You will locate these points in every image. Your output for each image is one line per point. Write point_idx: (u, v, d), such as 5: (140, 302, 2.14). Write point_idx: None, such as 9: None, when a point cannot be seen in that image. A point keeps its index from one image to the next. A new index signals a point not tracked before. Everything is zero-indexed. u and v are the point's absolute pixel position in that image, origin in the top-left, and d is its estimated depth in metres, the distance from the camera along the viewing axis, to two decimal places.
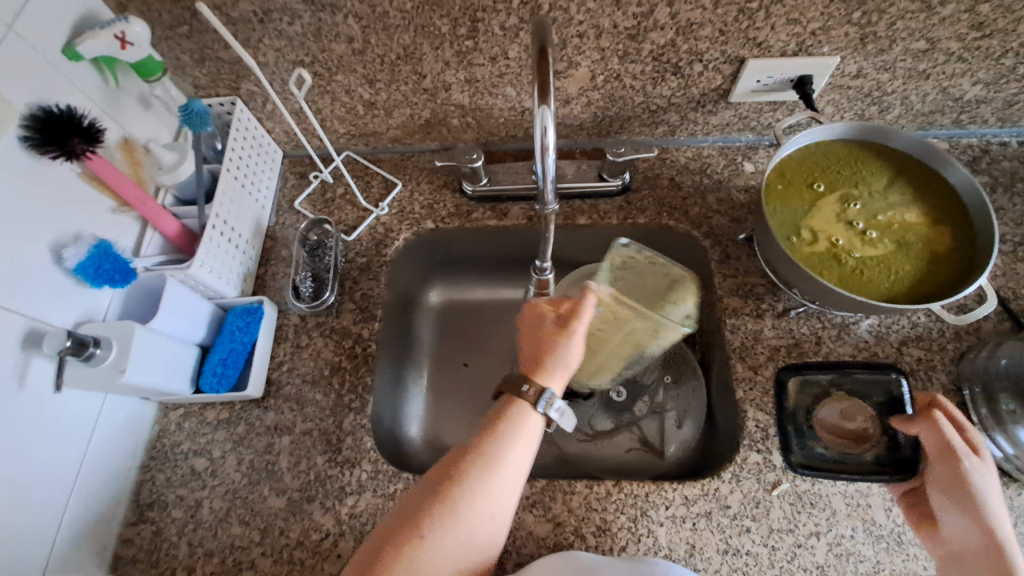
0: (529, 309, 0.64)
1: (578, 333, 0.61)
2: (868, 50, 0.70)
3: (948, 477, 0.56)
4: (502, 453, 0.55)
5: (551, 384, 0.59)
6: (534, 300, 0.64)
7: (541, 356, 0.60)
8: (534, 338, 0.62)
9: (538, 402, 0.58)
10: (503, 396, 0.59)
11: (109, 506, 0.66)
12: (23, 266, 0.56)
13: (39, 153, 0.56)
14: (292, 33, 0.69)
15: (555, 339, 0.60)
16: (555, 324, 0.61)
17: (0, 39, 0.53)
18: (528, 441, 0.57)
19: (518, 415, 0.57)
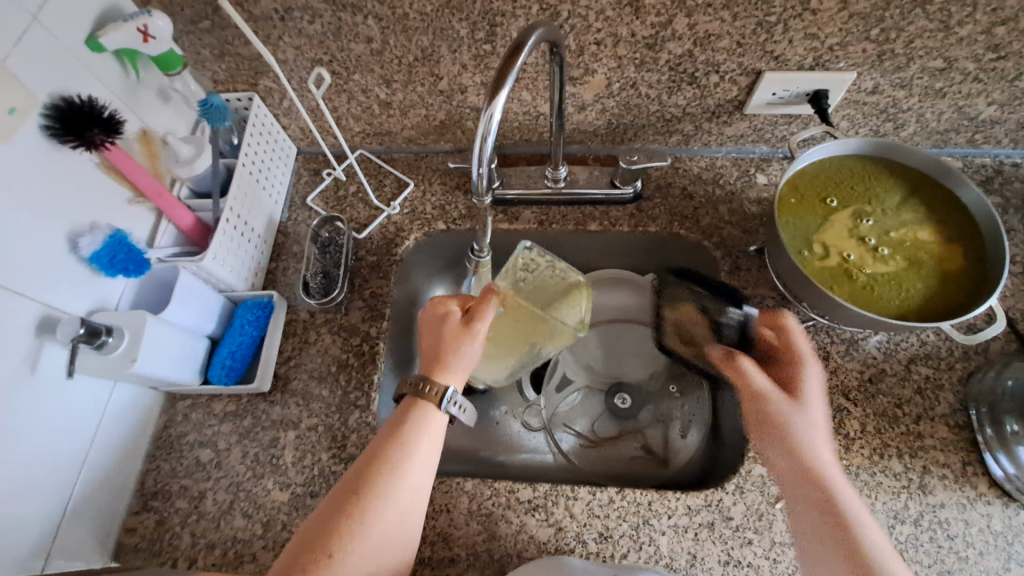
0: (434, 305, 0.61)
1: (480, 334, 0.59)
2: (885, 67, 0.70)
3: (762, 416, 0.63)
4: (408, 458, 0.54)
5: (450, 380, 0.58)
6: (441, 296, 0.62)
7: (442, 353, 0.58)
8: (435, 334, 0.60)
9: (442, 402, 0.57)
10: (403, 400, 0.57)
11: (114, 494, 0.66)
12: (39, 253, 0.56)
13: (59, 142, 0.57)
14: (313, 31, 0.70)
15: (458, 339, 0.58)
16: (458, 323, 0.59)
17: (26, 29, 0.54)
18: (434, 440, 0.56)
19: (421, 417, 0.56)
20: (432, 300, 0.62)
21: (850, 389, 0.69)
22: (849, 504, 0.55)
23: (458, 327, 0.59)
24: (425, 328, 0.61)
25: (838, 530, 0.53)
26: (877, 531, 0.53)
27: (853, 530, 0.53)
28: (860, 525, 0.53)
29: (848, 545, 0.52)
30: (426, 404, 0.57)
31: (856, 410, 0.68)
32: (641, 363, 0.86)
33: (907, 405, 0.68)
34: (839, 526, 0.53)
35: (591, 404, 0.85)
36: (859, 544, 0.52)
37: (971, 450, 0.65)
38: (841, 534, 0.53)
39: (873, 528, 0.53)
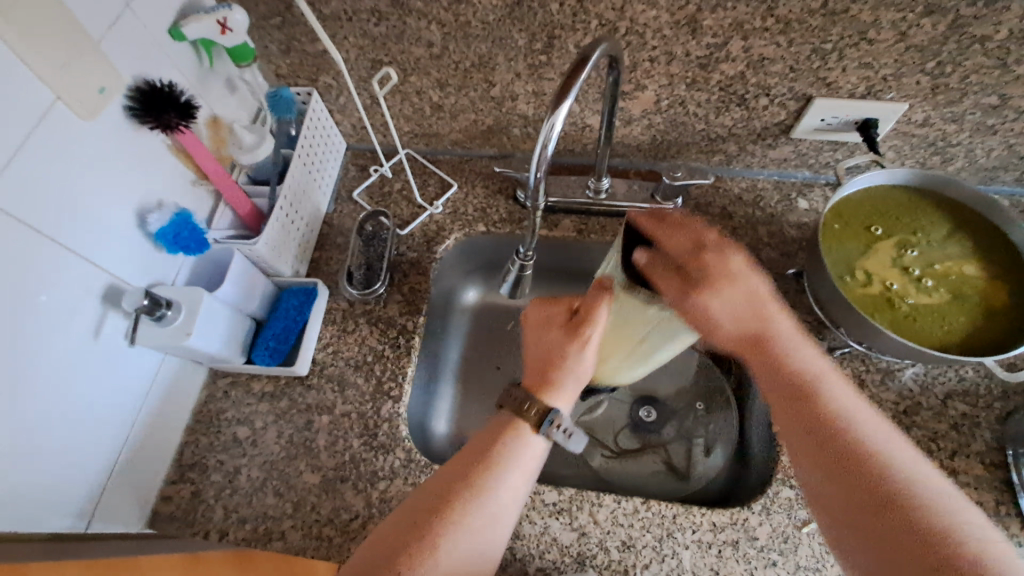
0: (538, 311, 0.63)
1: (591, 339, 0.61)
2: (938, 100, 0.70)
3: (762, 320, 0.59)
4: (493, 480, 0.55)
5: (556, 402, 0.60)
6: (545, 300, 0.64)
7: (553, 363, 0.61)
8: (543, 343, 0.62)
9: (542, 423, 0.58)
10: (502, 413, 0.59)
11: (155, 462, 0.69)
12: (112, 227, 0.59)
13: (139, 122, 0.60)
14: (377, 33, 0.73)
15: (567, 349, 0.61)
16: (566, 331, 0.61)
17: (118, 16, 0.57)
18: (525, 465, 0.57)
19: (514, 438, 0.57)
20: (535, 305, 0.64)
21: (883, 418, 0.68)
22: (819, 374, 0.55)
23: (566, 331, 0.61)
24: (530, 334, 0.64)
25: (808, 401, 0.54)
26: (851, 399, 0.54)
27: (822, 401, 0.53)
28: (831, 396, 0.54)
29: (820, 418, 0.52)
30: (524, 427, 0.58)
31: None
32: (668, 378, 0.87)
33: (941, 440, 0.67)
34: (812, 399, 0.54)
35: (617, 414, 0.85)
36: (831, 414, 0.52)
37: (1005, 489, 0.64)
38: (812, 405, 0.53)
39: (849, 399, 0.54)
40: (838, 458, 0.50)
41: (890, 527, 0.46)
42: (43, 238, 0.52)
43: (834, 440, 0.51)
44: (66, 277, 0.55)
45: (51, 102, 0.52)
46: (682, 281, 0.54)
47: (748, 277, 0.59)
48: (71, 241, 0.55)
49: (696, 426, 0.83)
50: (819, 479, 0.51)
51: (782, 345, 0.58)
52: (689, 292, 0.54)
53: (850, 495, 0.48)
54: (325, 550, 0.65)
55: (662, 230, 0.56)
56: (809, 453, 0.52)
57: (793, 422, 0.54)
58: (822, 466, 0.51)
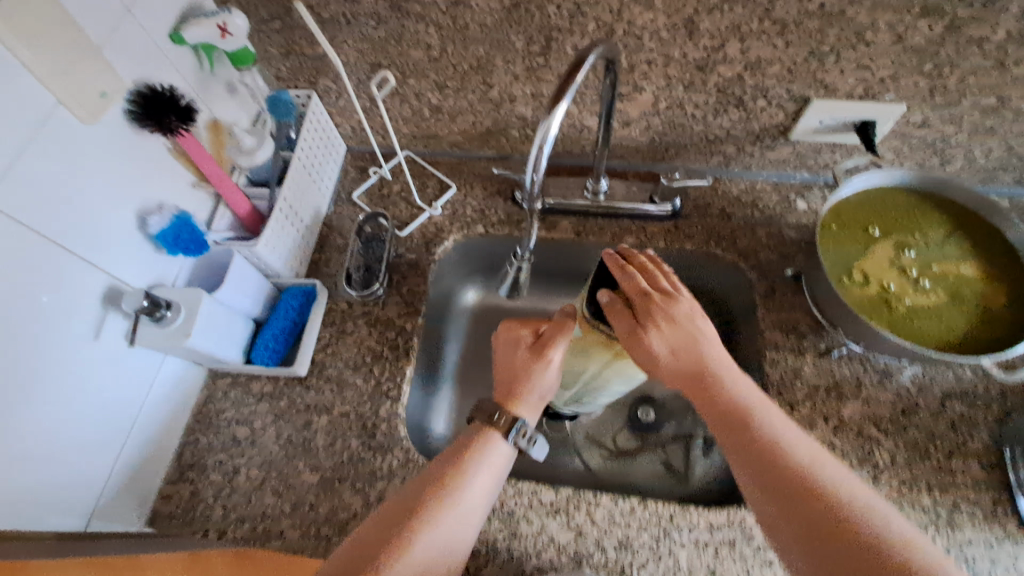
0: (505, 333, 0.64)
1: (555, 360, 0.61)
2: (936, 101, 0.70)
3: (708, 353, 0.56)
4: (464, 484, 0.55)
5: (522, 414, 0.59)
6: (511, 323, 0.65)
7: (517, 382, 0.61)
8: (508, 363, 0.63)
9: (510, 432, 0.58)
10: (473, 425, 0.59)
11: (156, 462, 0.70)
12: (112, 229, 0.60)
13: (139, 125, 0.61)
14: (376, 36, 0.73)
15: (531, 368, 0.61)
16: (528, 352, 0.62)
17: (120, 20, 0.58)
18: (494, 472, 0.57)
19: (486, 445, 0.57)
20: (501, 328, 0.65)
21: (881, 419, 0.68)
22: (749, 405, 0.53)
23: (532, 353, 0.61)
24: (498, 352, 0.65)
25: (744, 430, 0.51)
26: (787, 427, 0.52)
27: (760, 435, 0.50)
28: (766, 426, 0.51)
29: (759, 451, 0.50)
30: (495, 435, 0.58)
31: (887, 441, 0.67)
32: (667, 379, 0.87)
33: (939, 441, 0.67)
34: (748, 431, 0.51)
35: (615, 415, 0.86)
36: (770, 446, 0.50)
37: (1003, 491, 0.64)
38: (751, 438, 0.51)
39: (784, 427, 0.51)
40: (791, 492, 0.47)
41: (855, 562, 0.42)
42: (44, 240, 0.53)
43: (782, 476, 0.48)
44: (67, 278, 0.55)
45: (53, 107, 0.52)
46: (633, 319, 0.56)
47: (692, 317, 0.57)
48: (71, 243, 0.56)
49: (695, 426, 0.83)
50: (768, 517, 0.47)
51: (720, 374, 0.54)
52: (641, 330, 0.55)
53: (806, 533, 0.45)
54: (323, 549, 0.65)
55: (623, 272, 0.59)
56: (760, 494, 0.48)
57: (732, 456, 0.51)
58: (773, 505, 0.47)
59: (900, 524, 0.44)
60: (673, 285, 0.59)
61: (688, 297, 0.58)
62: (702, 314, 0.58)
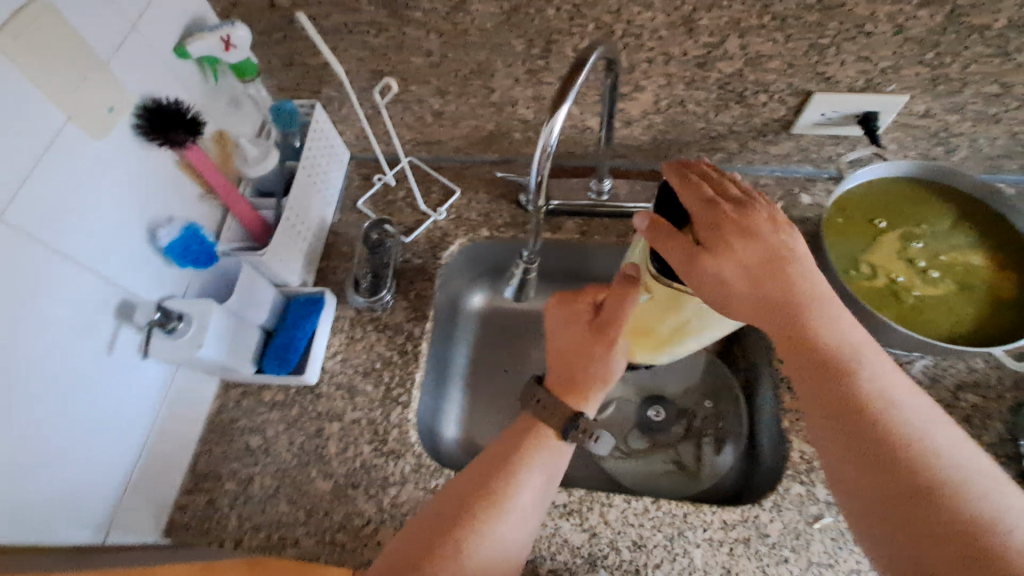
0: (559, 305, 0.64)
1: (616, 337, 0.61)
2: (938, 91, 0.70)
3: (805, 287, 0.50)
4: (524, 481, 0.56)
5: (585, 408, 0.62)
6: (566, 294, 0.64)
7: (577, 365, 0.62)
8: (564, 342, 0.63)
9: (569, 427, 0.59)
10: (524, 417, 0.60)
11: (170, 472, 0.70)
12: (123, 243, 0.61)
13: (147, 139, 0.61)
14: (377, 44, 0.74)
15: (590, 347, 0.62)
16: (589, 328, 0.62)
17: (125, 37, 0.59)
18: (551, 468, 0.58)
19: (542, 441, 0.59)
20: (556, 298, 0.65)
21: None
22: (855, 350, 0.49)
23: (593, 331, 0.61)
24: (553, 334, 0.64)
25: (834, 376, 0.48)
26: (895, 379, 0.47)
27: (858, 383, 0.47)
28: (868, 375, 0.47)
29: (846, 396, 0.47)
30: (549, 431, 0.59)
31: None
32: (676, 378, 0.87)
33: None
34: (846, 381, 0.47)
35: (624, 414, 0.86)
36: (867, 398, 0.46)
37: (1020, 481, 0.63)
38: (843, 384, 0.47)
39: (892, 380, 0.47)
40: (874, 445, 0.44)
41: (907, 515, 0.42)
42: (59, 257, 0.54)
43: (861, 424, 0.45)
44: (79, 294, 0.56)
45: (62, 124, 0.53)
46: (691, 242, 0.51)
47: (776, 236, 0.51)
48: (83, 259, 0.56)
49: (706, 424, 0.83)
50: (843, 464, 0.46)
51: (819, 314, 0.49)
52: (701, 255, 0.50)
53: (873, 483, 0.44)
54: (338, 555, 0.65)
55: (684, 181, 0.54)
56: (835, 438, 0.47)
57: (815, 399, 0.48)
58: (851, 453, 0.45)
59: (1002, 501, 0.40)
60: (745, 197, 0.53)
61: (763, 215, 0.52)
62: (796, 241, 0.52)
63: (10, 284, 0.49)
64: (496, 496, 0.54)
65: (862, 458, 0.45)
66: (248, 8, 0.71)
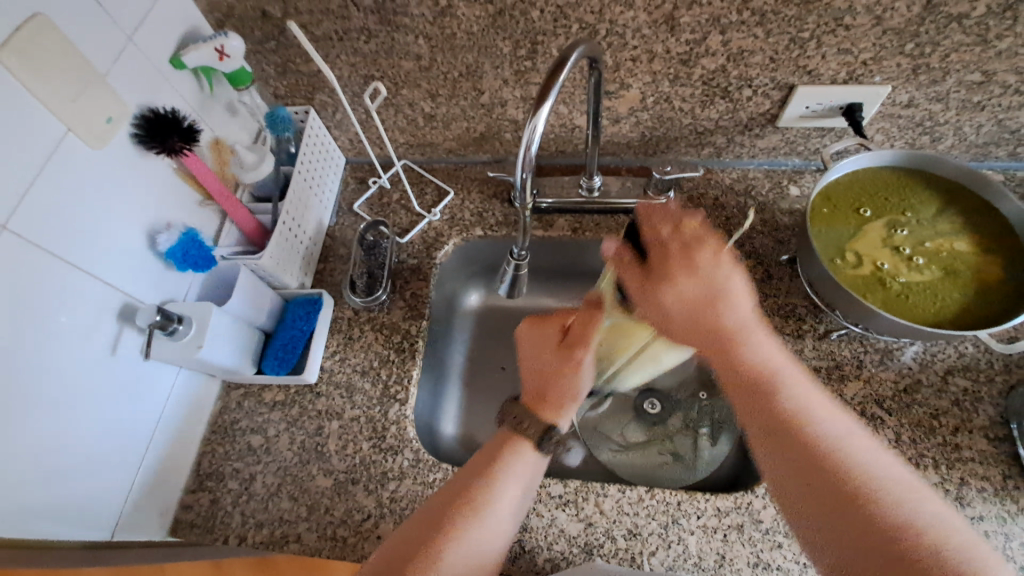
0: (530, 328, 0.72)
1: (583, 358, 0.67)
2: (920, 80, 0.71)
3: (738, 318, 0.58)
4: (497, 491, 0.55)
5: (558, 420, 0.62)
6: (538, 321, 0.72)
7: (548, 385, 0.64)
8: (535, 360, 0.68)
9: (540, 441, 0.59)
10: (499, 434, 0.60)
11: (174, 472, 0.72)
12: (124, 249, 0.63)
13: (145, 148, 0.63)
14: (367, 50, 0.75)
15: (560, 365, 0.66)
16: (557, 350, 0.68)
17: (122, 49, 0.61)
18: (522, 481, 0.58)
19: (513, 454, 0.58)
20: (527, 322, 0.73)
21: (884, 398, 0.69)
22: (776, 370, 0.54)
23: (563, 350, 0.68)
24: (528, 352, 0.70)
25: (763, 392, 0.52)
26: (810, 395, 0.52)
27: (781, 396, 0.51)
28: (791, 393, 0.52)
29: (775, 410, 0.51)
30: (522, 444, 0.59)
31: (891, 419, 0.67)
32: (671, 370, 0.88)
33: (944, 416, 0.67)
34: (770, 394, 0.52)
35: (621, 408, 0.87)
36: (792, 408, 0.50)
37: (1011, 463, 0.64)
38: (770, 400, 0.51)
39: (807, 395, 0.52)
40: (808, 455, 0.47)
41: (847, 520, 0.43)
42: (63, 263, 0.56)
43: (792, 435, 0.48)
44: (81, 296, 0.58)
45: (63, 134, 0.55)
46: (642, 270, 0.66)
47: (717, 270, 0.61)
48: (84, 263, 0.58)
49: (701, 415, 0.84)
50: (783, 478, 0.48)
51: (739, 339, 0.57)
52: (652, 280, 0.64)
53: (814, 495, 0.45)
54: (340, 550, 0.67)
55: (647, 220, 0.67)
56: (771, 451, 0.49)
57: (748, 416, 0.52)
58: (788, 462, 0.48)
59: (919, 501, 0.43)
60: (698, 235, 0.64)
61: (713, 251, 0.63)
62: (736, 278, 0.61)
63: (12, 287, 0.51)
64: (482, 498, 0.54)
65: (796, 468, 0.47)
66: (242, 18, 0.73)
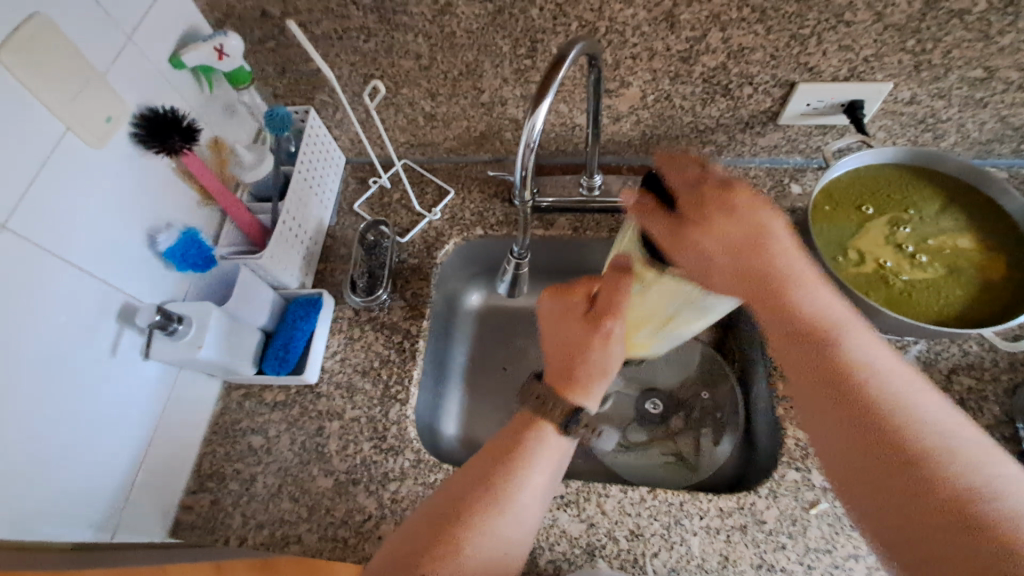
0: (552, 297, 0.66)
1: (612, 330, 0.63)
2: (922, 77, 0.70)
3: (788, 269, 0.56)
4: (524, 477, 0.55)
5: (586, 402, 0.62)
6: (560, 288, 0.66)
7: (575, 362, 0.63)
8: (561, 337, 0.65)
9: (567, 422, 0.59)
10: (526, 412, 0.60)
11: (175, 473, 0.71)
12: (124, 249, 0.63)
13: (144, 147, 0.63)
14: (367, 49, 0.75)
15: (589, 342, 0.63)
16: (585, 320, 0.64)
17: (121, 48, 0.61)
18: (548, 467, 0.58)
19: (540, 439, 0.58)
20: (549, 291, 0.67)
21: None
22: (834, 320, 0.53)
23: (589, 325, 0.63)
24: (551, 327, 0.66)
25: (819, 346, 0.51)
26: (874, 349, 0.51)
27: (840, 349, 0.51)
28: (849, 345, 0.51)
29: (833, 367, 0.50)
30: (547, 428, 0.59)
31: None
32: (673, 370, 0.87)
33: None
34: (829, 354, 0.50)
35: (623, 409, 0.86)
36: (851, 368, 0.49)
37: (1017, 463, 0.63)
38: (826, 355, 0.51)
39: (869, 349, 0.50)
40: (865, 420, 0.46)
41: (901, 483, 0.43)
42: (62, 263, 0.56)
43: (848, 395, 0.48)
44: (81, 296, 0.58)
45: (62, 134, 0.55)
46: (673, 214, 0.56)
47: (755, 215, 0.57)
48: (84, 263, 0.58)
49: (703, 415, 0.84)
50: (832, 440, 0.48)
51: (791, 286, 0.55)
52: (683, 231, 0.56)
53: (866, 457, 0.46)
54: (340, 551, 0.66)
55: (672, 164, 0.59)
56: (825, 416, 0.49)
57: (799, 371, 0.52)
58: (832, 426, 0.48)
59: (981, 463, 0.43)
60: (727, 178, 0.58)
61: (751, 196, 0.57)
62: (782, 230, 0.57)
63: (12, 287, 0.51)
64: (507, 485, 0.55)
65: (845, 426, 0.47)
66: (241, 18, 0.73)
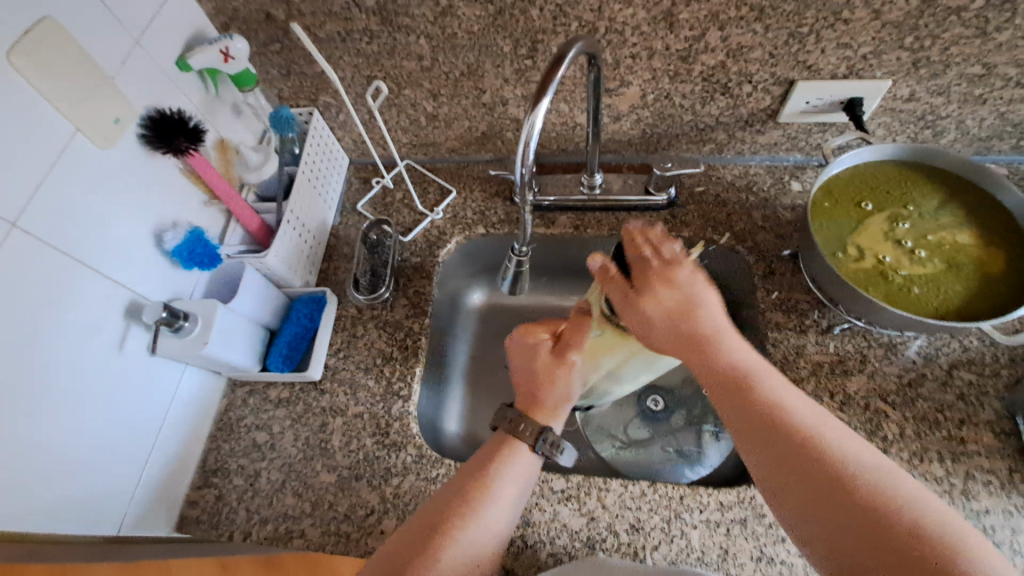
0: (518, 337, 0.67)
1: (575, 362, 0.64)
2: (921, 74, 0.70)
3: (717, 326, 0.57)
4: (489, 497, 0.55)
5: (551, 421, 0.62)
6: (524, 330, 0.67)
7: (542, 389, 0.63)
8: (528, 370, 0.65)
9: (538, 444, 0.59)
10: (498, 434, 0.61)
11: (181, 468, 0.72)
12: (132, 247, 0.64)
13: (151, 148, 0.64)
14: (369, 50, 0.76)
15: (553, 371, 0.63)
16: (549, 356, 0.64)
17: (129, 52, 0.62)
18: (519, 485, 0.58)
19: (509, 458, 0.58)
20: (517, 330, 0.68)
21: (888, 392, 0.68)
22: (750, 371, 0.53)
23: (553, 357, 0.64)
24: (517, 360, 0.66)
25: (744, 395, 0.51)
26: (786, 388, 0.52)
27: (758, 397, 0.51)
28: (767, 391, 0.52)
29: (757, 416, 0.50)
30: (520, 447, 0.59)
31: (895, 413, 0.67)
32: (674, 367, 0.88)
33: (949, 410, 0.67)
34: (745, 396, 0.51)
35: (625, 406, 0.87)
36: (771, 411, 0.50)
37: (1017, 457, 0.64)
38: (751, 403, 0.51)
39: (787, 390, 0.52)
40: (812, 471, 0.45)
41: (865, 532, 0.41)
42: (70, 260, 0.57)
43: (785, 444, 0.47)
44: (86, 292, 0.58)
45: (71, 134, 0.56)
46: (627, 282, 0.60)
47: (693, 286, 0.59)
48: (91, 261, 0.59)
49: (704, 413, 0.84)
50: (786, 496, 0.46)
51: (708, 335, 0.56)
52: (636, 292, 0.59)
53: (820, 514, 0.44)
54: (343, 545, 0.67)
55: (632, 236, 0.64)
56: (765, 453, 0.48)
57: (735, 428, 0.51)
58: (782, 481, 0.47)
59: (924, 497, 0.43)
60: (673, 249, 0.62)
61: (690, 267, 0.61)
62: (709, 291, 0.59)
63: (19, 282, 0.52)
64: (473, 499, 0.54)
65: (791, 476, 0.46)
66: (246, 20, 0.74)
